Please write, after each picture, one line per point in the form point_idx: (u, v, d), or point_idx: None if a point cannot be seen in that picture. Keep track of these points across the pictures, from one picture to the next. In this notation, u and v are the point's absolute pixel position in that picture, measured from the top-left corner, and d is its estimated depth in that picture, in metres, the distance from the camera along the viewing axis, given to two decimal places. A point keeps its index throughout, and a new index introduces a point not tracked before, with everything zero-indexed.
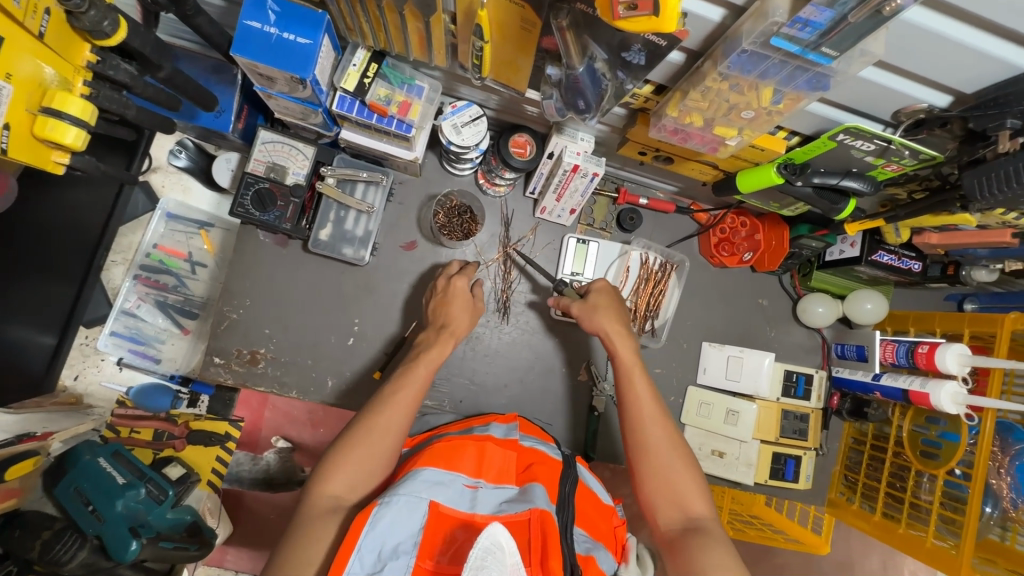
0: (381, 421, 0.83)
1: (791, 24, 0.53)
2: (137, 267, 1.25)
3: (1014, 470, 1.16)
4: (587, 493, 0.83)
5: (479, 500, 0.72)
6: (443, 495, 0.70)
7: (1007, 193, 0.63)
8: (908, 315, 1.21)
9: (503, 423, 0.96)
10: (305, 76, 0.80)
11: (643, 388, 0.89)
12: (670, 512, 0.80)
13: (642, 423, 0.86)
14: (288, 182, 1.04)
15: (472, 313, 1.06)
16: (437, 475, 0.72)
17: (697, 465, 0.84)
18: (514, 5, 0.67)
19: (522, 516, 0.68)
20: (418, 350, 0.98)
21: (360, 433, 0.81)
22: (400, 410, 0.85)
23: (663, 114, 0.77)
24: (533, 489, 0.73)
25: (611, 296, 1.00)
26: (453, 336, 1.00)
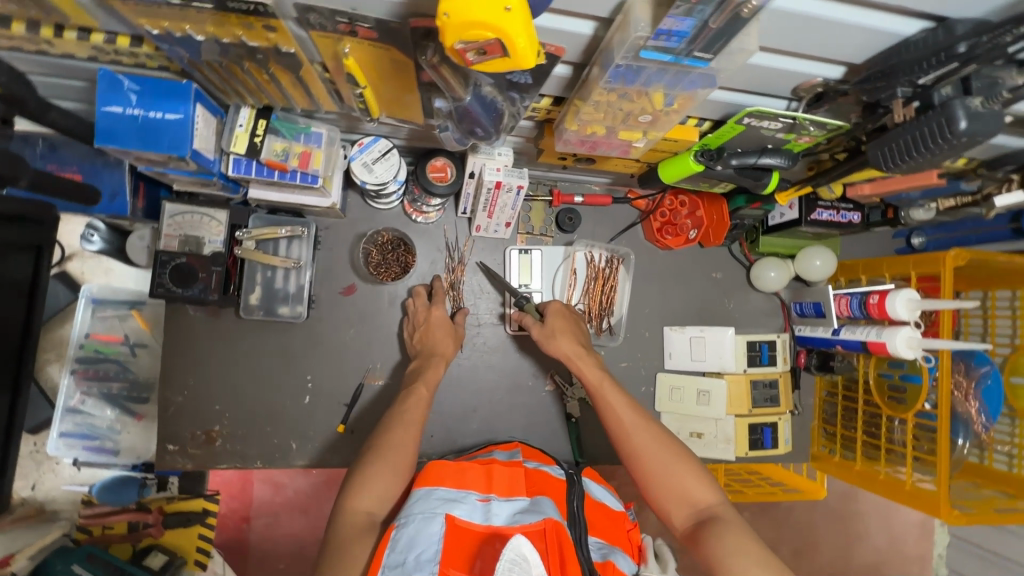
0: (396, 441, 0.82)
1: (655, 37, 0.50)
2: (72, 361, 1.18)
3: (980, 393, 1.17)
4: (596, 506, 0.79)
5: (492, 513, 0.69)
6: (458, 509, 0.67)
7: (912, 163, 0.60)
8: (858, 263, 1.22)
9: (505, 451, 0.97)
10: (183, 153, 0.75)
11: (620, 400, 0.90)
12: (681, 510, 0.78)
13: (626, 431, 0.86)
14: (206, 252, 0.99)
15: (456, 341, 1.08)
16: (450, 493, 0.70)
17: (692, 456, 0.83)
18: (379, 49, 0.63)
19: (535, 525, 0.65)
20: (415, 373, 1.00)
21: (382, 451, 0.80)
22: (410, 425, 0.86)
23: (565, 128, 0.73)
24: (543, 500, 0.71)
25: (567, 319, 1.05)
26: (443, 359, 1.04)
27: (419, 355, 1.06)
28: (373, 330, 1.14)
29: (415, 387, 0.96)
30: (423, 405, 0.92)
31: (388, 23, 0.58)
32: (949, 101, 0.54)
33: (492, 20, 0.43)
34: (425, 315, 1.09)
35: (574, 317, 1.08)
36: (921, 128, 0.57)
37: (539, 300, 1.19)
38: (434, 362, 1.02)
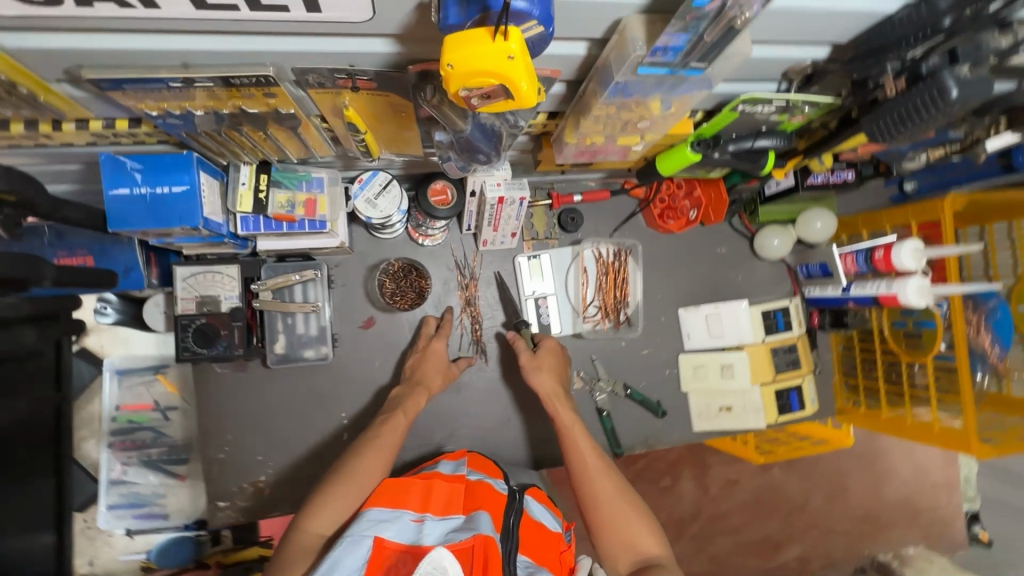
0: (353, 469, 0.87)
1: (652, 54, 0.51)
2: (108, 435, 1.20)
3: (990, 326, 1.20)
4: (533, 524, 0.82)
5: (425, 533, 0.73)
6: (388, 530, 0.72)
7: (907, 132, 0.62)
8: (856, 219, 1.26)
9: (455, 458, 0.98)
10: (196, 223, 0.75)
11: (587, 445, 0.96)
12: (626, 556, 0.84)
13: (589, 475, 0.93)
14: (225, 309, 1.00)
15: (444, 377, 1.10)
16: (382, 513, 0.75)
17: (642, 504, 0.90)
18: (378, 98, 0.64)
19: (466, 543, 0.69)
20: (396, 402, 1.03)
21: (340, 476, 0.86)
22: (383, 454, 0.91)
23: (565, 142, 0.75)
24: (478, 517, 0.75)
25: (556, 356, 1.09)
26: (427, 392, 1.06)
27: (406, 384, 1.08)
28: (397, 359, 1.15)
29: (393, 416, 0.99)
30: (399, 433, 0.96)
31: (386, 73, 0.58)
32: (939, 72, 0.56)
33: (497, 68, 0.43)
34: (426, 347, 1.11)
35: (565, 358, 1.13)
36: (914, 100, 0.58)
37: (555, 302, 1.21)
38: (415, 393, 1.04)
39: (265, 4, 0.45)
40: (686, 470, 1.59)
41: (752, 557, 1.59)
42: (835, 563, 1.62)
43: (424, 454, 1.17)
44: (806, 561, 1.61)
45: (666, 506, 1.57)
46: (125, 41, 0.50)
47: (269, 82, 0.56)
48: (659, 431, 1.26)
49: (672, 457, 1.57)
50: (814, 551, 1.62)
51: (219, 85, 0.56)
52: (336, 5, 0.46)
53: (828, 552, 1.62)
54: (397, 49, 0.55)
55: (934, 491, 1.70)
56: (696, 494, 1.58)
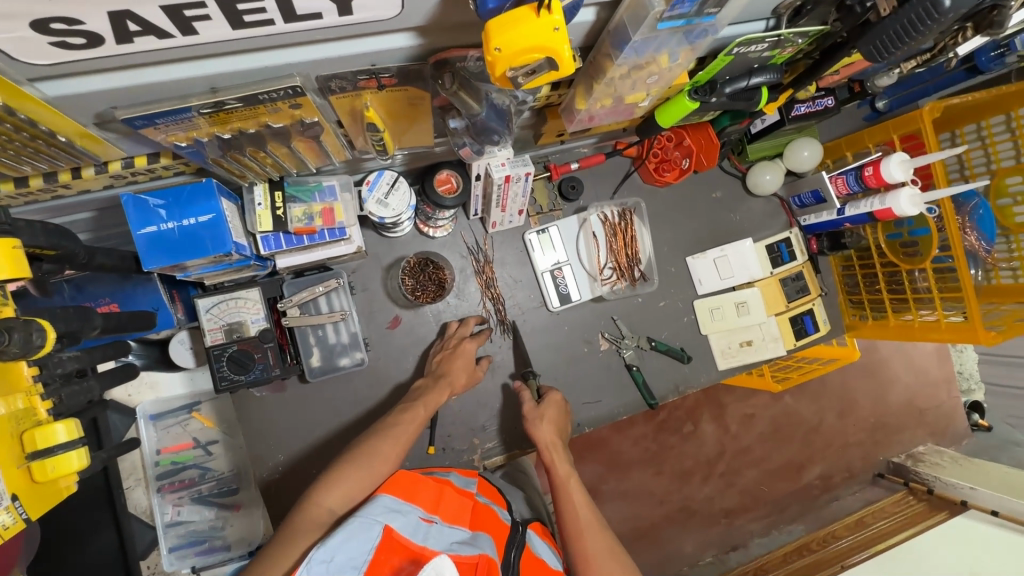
0: (376, 446, 0.91)
1: (670, 8, 0.53)
2: (155, 480, 1.19)
3: (975, 223, 1.28)
4: (534, 559, 0.84)
5: (431, 535, 0.76)
6: (398, 521, 0.75)
7: (901, 49, 0.68)
8: (840, 143, 1.32)
9: (466, 475, 1.01)
10: (228, 249, 0.75)
11: (581, 500, 0.96)
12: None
13: (582, 532, 0.91)
14: (253, 332, 1.00)
15: (471, 376, 1.12)
16: (395, 503, 0.78)
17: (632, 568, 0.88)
18: (399, 94, 0.65)
19: (471, 558, 0.73)
20: (418, 393, 1.05)
21: (359, 459, 0.89)
22: (397, 441, 0.93)
23: (575, 109, 0.77)
24: (482, 538, 0.79)
25: (560, 409, 1.10)
26: (450, 387, 1.07)
27: (429, 374, 1.09)
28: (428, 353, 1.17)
29: (410, 404, 1.01)
30: (417, 423, 0.98)
31: (408, 67, 0.60)
32: None
33: (545, 41, 0.46)
34: (459, 342, 1.13)
35: (567, 411, 1.13)
36: (907, 17, 0.63)
37: (570, 270, 1.24)
38: (437, 387, 1.05)
39: (300, 12, 0.45)
40: (704, 414, 1.65)
41: (780, 483, 1.68)
42: (856, 474, 1.72)
43: (471, 439, 1.20)
44: (830, 478, 1.70)
45: (693, 450, 1.64)
46: (157, 74, 0.50)
47: (296, 92, 0.57)
48: (688, 376, 1.30)
49: (689, 404, 1.63)
50: (834, 467, 1.71)
51: (247, 104, 0.56)
52: (368, 5, 0.46)
53: (847, 465, 1.72)
54: (419, 41, 0.56)
55: (933, 389, 1.79)
56: (718, 434, 1.65)
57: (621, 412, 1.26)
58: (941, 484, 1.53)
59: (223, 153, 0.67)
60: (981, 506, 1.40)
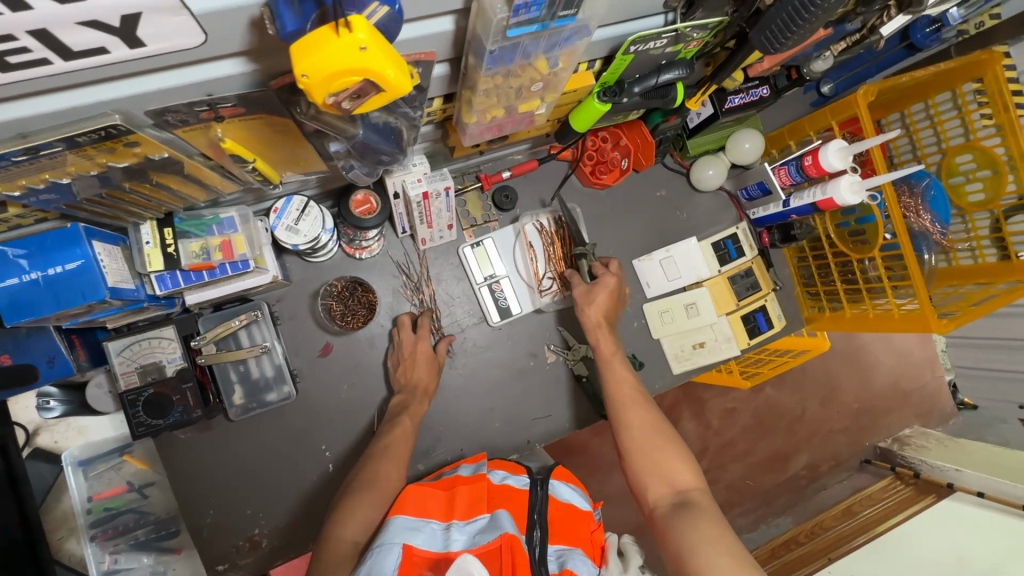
0: (377, 474, 0.87)
1: (515, 14, 0.49)
2: (86, 531, 1.06)
3: (928, 205, 1.22)
4: (562, 506, 0.82)
5: (452, 538, 0.73)
6: (417, 539, 0.71)
7: (793, 38, 0.64)
8: (782, 131, 1.28)
9: (473, 462, 0.96)
10: (102, 296, 0.70)
11: (624, 375, 0.99)
12: (660, 489, 0.82)
13: (625, 405, 0.94)
14: (170, 374, 0.96)
15: (437, 373, 1.10)
16: (410, 521, 0.74)
17: (676, 440, 0.87)
18: (255, 122, 0.60)
19: (492, 544, 0.69)
20: (398, 409, 1.04)
21: (367, 490, 0.85)
22: (398, 463, 0.91)
23: (466, 123, 0.73)
24: (500, 516, 0.74)
25: (611, 294, 1.08)
26: (426, 393, 1.07)
27: (403, 390, 1.07)
28: (381, 375, 1.14)
29: (399, 420, 1.00)
30: (411, 436, 0.97)
31: (249, 94, 0.54)
32: None
33: (354, 64, 0.41)
34: (410, 347, 1.10)
35: (620, 297, 1.11)
36: (792, 4, 0.60)
37: (508, 283, 1.19)
38: (417, 397, 1.05)
39: (77, 48, 0.40)
40: (685, 410, 1.58)
41: (767, 475, 1.61)
42: (843, 461, 1.66)
43: (416, 464, 1.15)
44: (817, 467, 1.64)
45: None
46: None
47: (120, 130, 0.52)
48: (642, 383, 1.27)
49: (669, 401, 1.56)
50: (821, 455, 1.65)
51: (69, 146, 0.52)
52: (160, 34, 0.41)
53: (835, 453, 1.65)
54: (252, 66, 0.51)
55: (917, 369, 1.74)
56: (699, 431, 1.58)
57: (573, 424, 1.23)
58: (926, 467, 1.50)
59: (97, 191, 0.63)
60: (967, 488, 1.39)
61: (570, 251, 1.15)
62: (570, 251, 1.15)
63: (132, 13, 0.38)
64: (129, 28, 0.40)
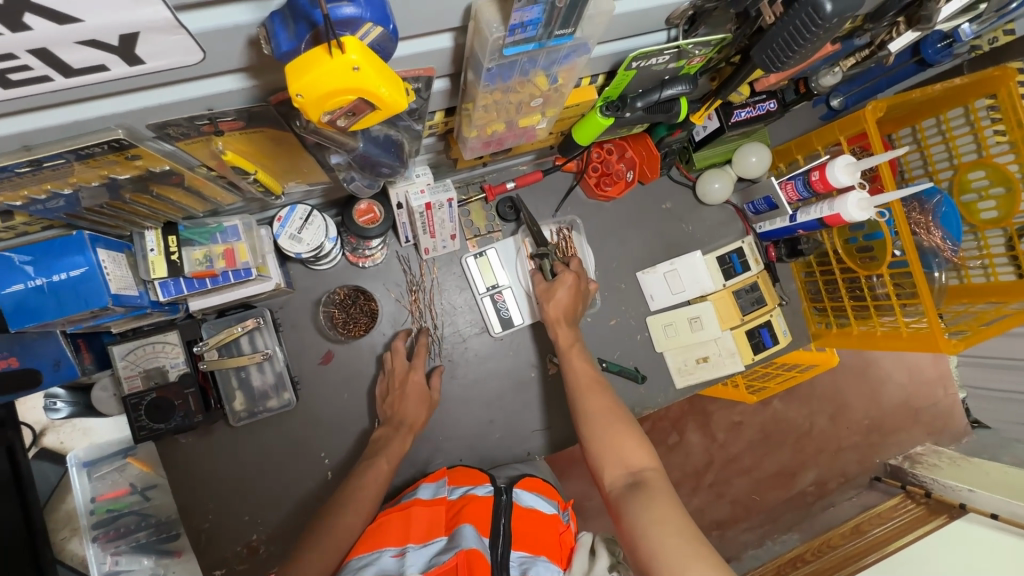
0: (338, 516, 0.86)
1: (511, 33, 0.49)
2: (88, 531, 1.09)
3: (939, 222, 1.19)
4: (526, 512, 0.82)
5: (407, 563, 0.70)
6: (372, 572, 0.69)
7: (794, 57, 0.63)
8: (789, 146, 1.27)
9: (433, 481, 0.95)
10: (104, 303, 0.71)
11: (582, 365, 1.01)
12: (615, 472, 0.82)
13: (585, 392, 0.96)
14: (173, 378, 0.97)
15: (427, 409, 1.07)
16: (365, 557, 0.73)
17: (633, 423, 0.88)
18: (256, 135, 0.61)
19: (449, 563, 0.68)
20: (379, 444, 1.01)
21: (325, 527, 0.84)
22: (361, 502, 0.88)
23: (466, 137, 0.73)
24: (459, 533, 0.73)
25: (571, 291, 1.06)
26: (411, 430, 1.04)
27: (386, 423, 1.06)
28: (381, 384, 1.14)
29: (375, 460, 0.97)
30: (383, 480, 0.94)
31: (250, 109, 0.55)
32: None
33: (347, 83, 0.41)
34: (401, 377, 1.08)
35: (582, 295, 1.09)
36: (794, 22, 0.59)
37: (511, 294, 1.19)
38: (400, 434, 1.02)
39: (77, 66, 0.41)
40: (690, 423, 1.56)
41: (772, 491, 1.59)
42: (851, 478, 1.63)
43: (414, 474, 1.14)
44: (824, 483, 1.61)
45: (680, 461, 1.55)
46: None
47: (123, 144, 0.53)
48: (644, 397, 1.26)
49: (673, 414, 1.54)
50: (829, 472, 1.62)
51: (72, 158, 0.53)
52: (158, 52, 0.42)
53: (843, 470, 1.63)
54: (251, 82, 0.51)
55: (928, 387, 1.71)
56: (704, 444, 1.57)
57: (573, 437, 1.22)
58: (939, 487, 1.46)
59: (97, 200, 0.64)
60: (980, 509, 1.33)
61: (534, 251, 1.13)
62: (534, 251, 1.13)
63: (130, 32, 0.39)
64: (128, 47, 0.40)
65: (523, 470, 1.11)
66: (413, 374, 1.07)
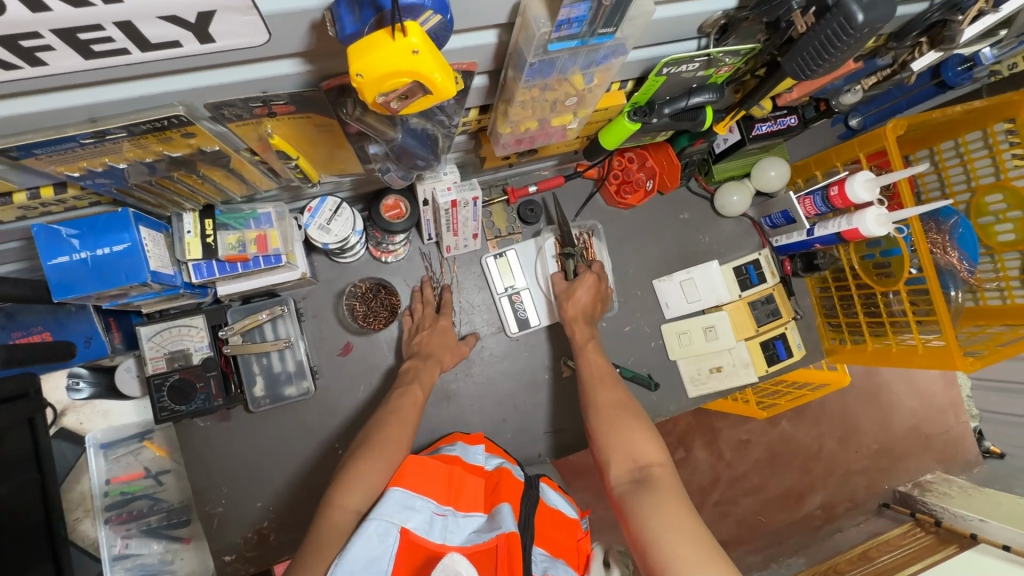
0: (385, 438, 0.87)
1: (557, 29, 0.52)
2: (102, 513, 1.11)
3: (956, 243, 1.21)
4: (552, 511, 0.83)
5: (448, 530, 0.73)
6: (413, 521, 0.71)
7: (825, 66, 0.66)
8: (808, 161, 1.29)
9: (470, 444, 0.97)
10: (144, 279, 0.73)
11: (597, 360, 1.03)
12: (624, 467, 0.82)
13: (597, 388, 0.97)
14: (196, 361, 0.98)
15: (455, 358, 1.12)
16: (408, 498, 0.74)
17: (643, 419, 0.89)
18: (301, 119, 0.63)
19: (489, 543, 0.69)
20: (409, 374, 1.04)
21: (372, 448, 0.85)
22: (405, 425, 0.91)
23: (500, 133, 0.75)
24: (500, 512, 0.74)
25: (594, 290, 1.12)
26: (438, 365, 1.08)
27: (413, 357, 1.08)
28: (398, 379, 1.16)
29: (410, 387, 1.00)
30: (418, 405, 0.97)
31: (302, 93, 0.58)
32: (842, 0, 0.59)
33: (405, 66, 0.43)
34: (431, 322, 1.13)
35: (603, 294, 1.14)
36: (825, 32, 0.61)
37: (529, 295, 1.21)
38: (428, 366, 1.06)
39: (154, 41, 0.44)
40: (697, 439, 1.56)
41: (779, 513, 1.57)
42: (860, 504, 1.61)
43: None
44: (832, 507, 1.59)
45: (687, 476, 1.54)
46: (29, 104, 0.49)
47: (182, 121, 0.56)
48: (656, 404, 1.27)
49: (681, 429, 1.54)
50: (838, 495, 1.60)
51: (131, 133, 0.55)
52: (229, 32, 0.45)
53: (851, 494, 1.61)
54: (307, 67, 0.54)
55: (940, 414, 1.70)
56: (711, 461, 1.56)
57: (583, 443, 1.22)
58: (948, 515, 1.43)
59: (146, 176, 0.67)
60: (992, 540, 1.31)
61: (560, 249, 1.18)
62: (560, 249, 1.18)
63: (208, 11, 0.41)
64: (203, 25, 0.43)
65: (534, 471, 1.11)
66: (442, 318, 1.13)
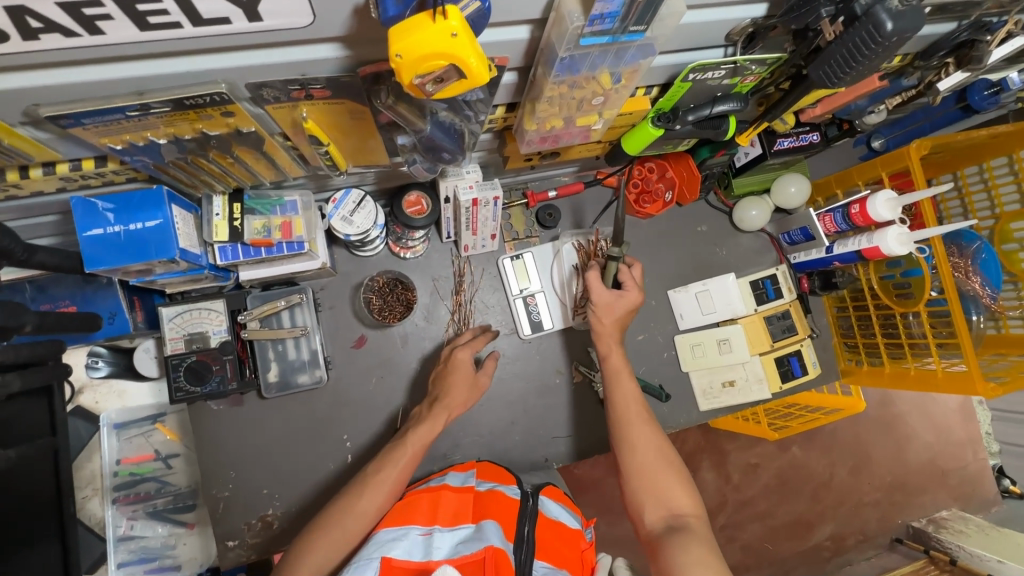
0: (352, 507, 0.83)
1: (590, 23, 0.54)
2: (111, 492, 1.16)
3: (979, 268, 1.19)
4: (551, 523, 0.82)
5: (434, 545, 0.72)
6: (396, 549, 0.70)
7: (853, 73, 0.66)
8: (829, 179, 1.29)
9: (462, 471, 0.95)
10: (172, 254, 0.76)
11: (624, 378, 0.98)
12: (658, 512, 0.83)
13: (630, 422, 0.93)
14: (214, 344, 1.00)
15: (474, 393, 1.04)
16: (391, 533, 0.73)
17: (676, 462, 0.88)
18: (335, 105, 0.65)
19: (477, 555, 0.69)
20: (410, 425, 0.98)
21: (346, 511, 0.83)
22: (383, 491, 0.84)
23: (525, 129, 0.77)
24: (486, 526, 0.74)
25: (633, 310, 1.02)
26: (452, 409, 0.99)
27: (429, 398, 1.03)
28: (409, 375, 1.17)
29: (399, 441, 0.93)
30: (408, 462, 0.89)
31: (338, 78, 0.60)
32: (872, 9, 0.60)
33: (443, 47, 0.45)
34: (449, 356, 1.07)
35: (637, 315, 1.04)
36: (853, 40, 0.62)
37: (543, 298, 1.21)
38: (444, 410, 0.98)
39: (206, 16, 0.46)
40: (705, 460, 1.53)
41: (786, 542, 1.53)
42: (871, 538, 1.56)
43: (431, 467, 1.15)
44: (842, 539, 1.55)
45: None
46: (83, 73, 0.51)
47: (223, 98, 0.58)
48: (666, 416, 1.25)
49: (689, 448, 1.52)
50: (848, 527, 1.56)
51: (175, 107, 0.58)
52: (275, 11, 0.47)
53: (862, 527, 1.56)
54: (346, 52, 0.56)
55: (958, 449, 1.65)
56: (718, 483, 1.53)
57: (590, 451, 1.20)
58: (964, 554, 1.36)
59: (180, 154, 0.69)
60: None
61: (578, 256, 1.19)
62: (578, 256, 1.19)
63: None
64: (253, 2, 0.45)
65: (538, 478, 1.10)
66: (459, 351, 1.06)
